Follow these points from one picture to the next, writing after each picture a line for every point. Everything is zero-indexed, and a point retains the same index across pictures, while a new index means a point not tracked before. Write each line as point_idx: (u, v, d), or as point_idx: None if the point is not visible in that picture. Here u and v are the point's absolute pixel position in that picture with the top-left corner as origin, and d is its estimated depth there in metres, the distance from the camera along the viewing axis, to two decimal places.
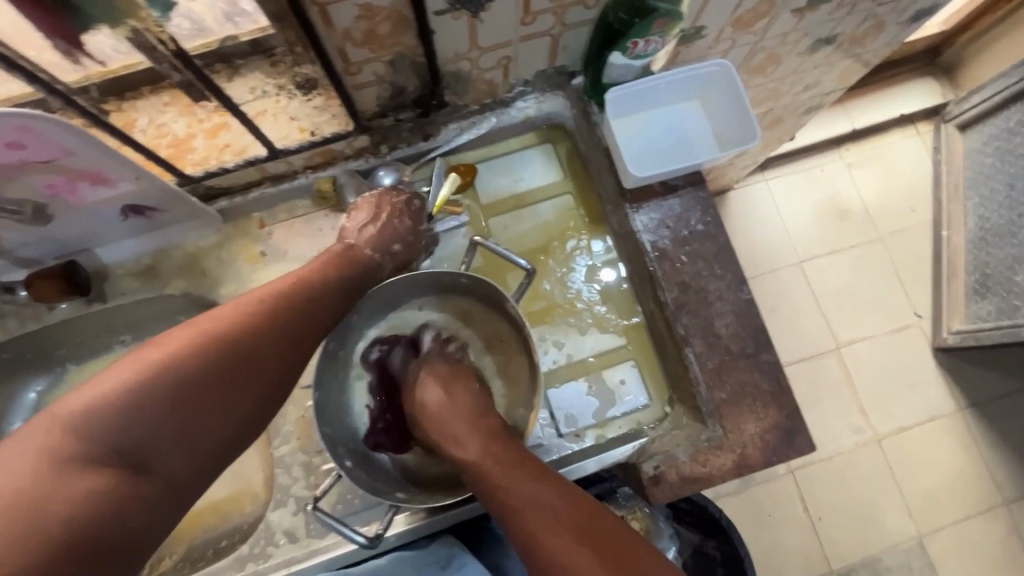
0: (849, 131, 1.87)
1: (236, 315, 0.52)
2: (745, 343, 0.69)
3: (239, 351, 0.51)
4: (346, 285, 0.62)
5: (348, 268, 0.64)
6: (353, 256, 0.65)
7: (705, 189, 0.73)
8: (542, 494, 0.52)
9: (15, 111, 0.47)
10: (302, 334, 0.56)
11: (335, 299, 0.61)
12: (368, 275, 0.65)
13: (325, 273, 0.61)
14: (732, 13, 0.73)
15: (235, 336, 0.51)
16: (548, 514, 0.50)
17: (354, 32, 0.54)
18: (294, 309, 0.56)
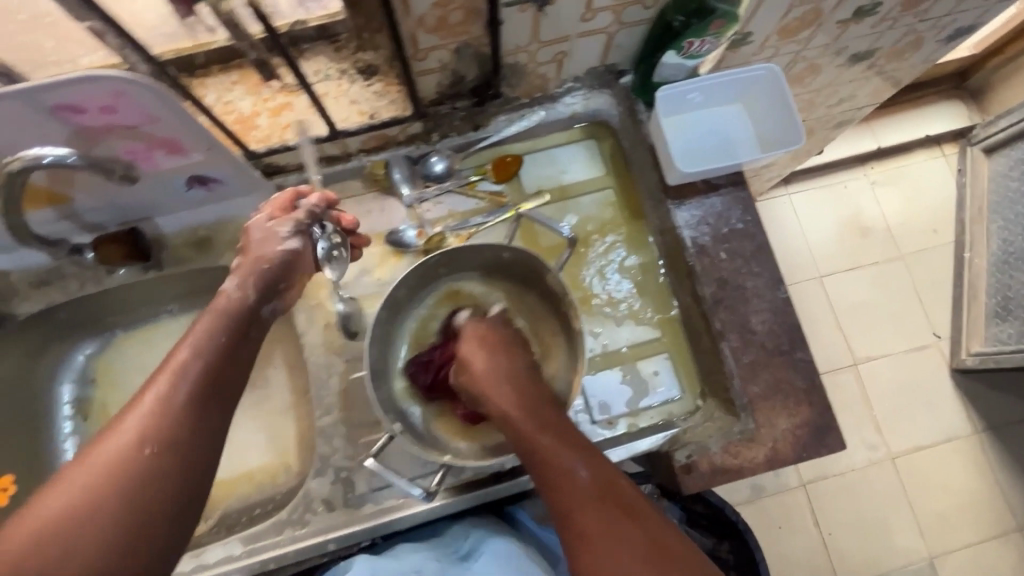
0: (875, 148, 1.89)
1: (109, 446, 0.44)
2: (780, 341, 0.70)
3: (124, 481, 0.43)
4: (234, 344, 0.54)
5: (223, 318, 0.55)
6: (239, 304, 0.57)
7: (746, 189, 0.75)
8: (592, 483, 0.51)
9: (114, 75, 0.49)
10: (201, 429, 0.48)
11: (232, 368, 0.53)
12: (245, 314, 0.57)
13: (205, 341, 0.52)
14: (779, 21, 0.76)
15: (116, 462, 0.44)
16: (601, 502, 0.49)
17: (427, 18, 0.57)
18: (178, 407, 0.48)
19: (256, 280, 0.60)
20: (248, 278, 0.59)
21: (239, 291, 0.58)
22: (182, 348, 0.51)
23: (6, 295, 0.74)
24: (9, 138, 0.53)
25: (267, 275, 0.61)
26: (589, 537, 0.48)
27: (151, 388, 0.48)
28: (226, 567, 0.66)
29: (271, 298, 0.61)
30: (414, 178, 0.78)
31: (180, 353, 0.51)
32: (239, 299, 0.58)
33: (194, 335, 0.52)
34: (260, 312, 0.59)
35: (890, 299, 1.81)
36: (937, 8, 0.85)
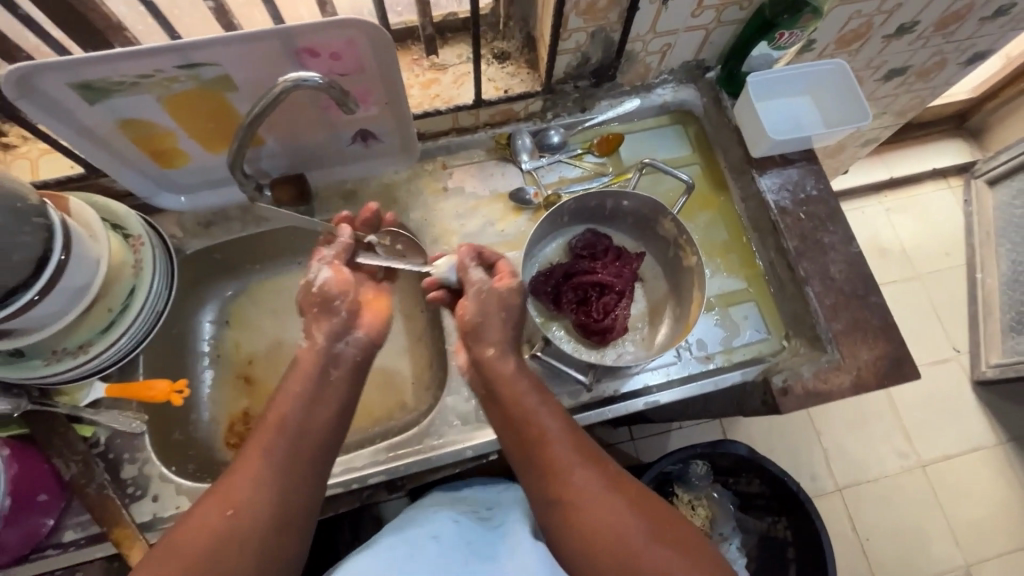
0: (887, 178, 2.07)
1: (219, 505, 0.54)
2: (856, 286, 0.81)
3: (234, 538, 0.53)
4: (318, 398, 0.65)
5: (309, 371, 0.66)
6: (318, 354, 0.68)
7: (818, 163, 0.88)
8: (566, 438, 0.61)
9: (358, 23, 0.62)
10: (297, 482, 0.59)
11: (316, 422, 0.63)
12: (323, 358, 0.68)
13: (292, 401, 0.63)
14: (838, 31, 0.92)
15: (224, 520, 0.53)
16: (572, 452, 0.60)
17: (581, 3, 0.71)
18: (274, 463, 0.58)
19: (322, 326, 0.70)
20: (312, 326, 0.70)
21: (313, 340, 0.69)
22: (277, 409, 0.62)
23: (177, 232, 0.84)
24: (252, 76, 0.65)
25: (322, 309, 0.71)
26: (562, 480, 0.58)
27: (253, 448, 0.59)
28: (374, 470, 0.73)
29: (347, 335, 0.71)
30: (531, 148, 0.90)
31: (272, 416, 0.62)
32: (315, 347, 0.68)
33: (283, 398, 0.63)
34: (333, 352, 0.69)
35: (911, 315, 1.93)
36: (962, 30, 1.02)
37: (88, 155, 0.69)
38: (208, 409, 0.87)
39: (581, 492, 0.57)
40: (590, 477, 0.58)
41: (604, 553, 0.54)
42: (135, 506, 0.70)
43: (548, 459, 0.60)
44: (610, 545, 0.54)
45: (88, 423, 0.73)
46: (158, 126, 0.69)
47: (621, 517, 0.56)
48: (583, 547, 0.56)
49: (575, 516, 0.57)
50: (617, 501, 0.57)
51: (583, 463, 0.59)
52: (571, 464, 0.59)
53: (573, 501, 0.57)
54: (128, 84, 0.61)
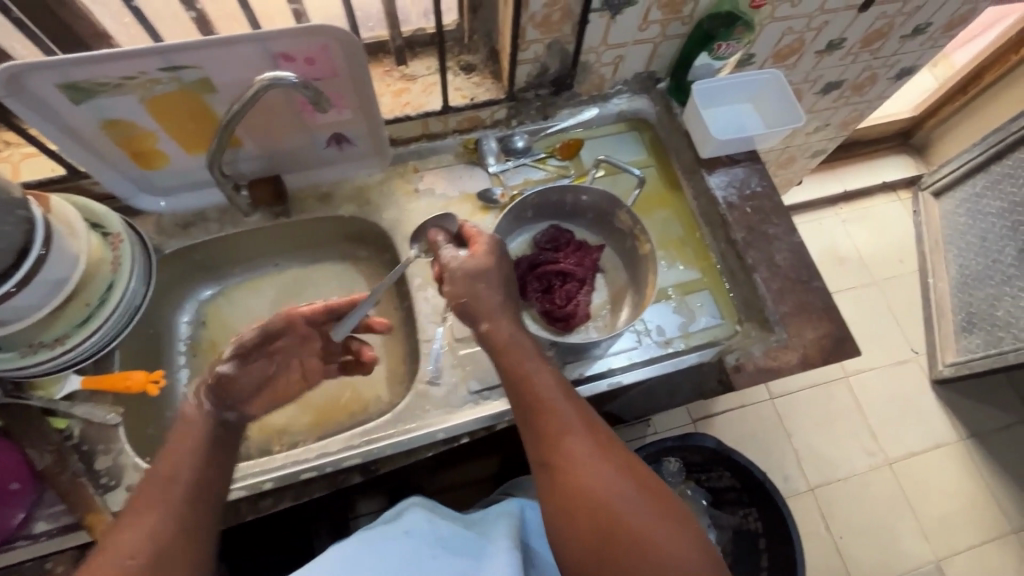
0: (841, 192, 2.20)
1: (107, 561, 0.51)
2: (800, 272, 0.88)
3: None
4: (208, 455, 0.61)
5: (198, 434, 0.62)
6: (211, 418, 0.63)
7: (761, 163, 0.96)
8: (566, 403, 0.62)
9: (330, 30, 0.68)
10: (190, 536, 0.55)
11: (207, 477, 0.59)
12: (215, 422, 0.63)
13: (181, 457, 0.59)
14: (774, 46, 1.01)
15: (111, 575, 0.50)
16: (571, 417, 0.61)
17: (537, 16, 0.79)
18: (162, 517, 0.54)
19: (208, 393, 0.65)
20: (209, 391, 0.65)
21: (201, 405, 0.64)
22: (164, 464, 0.58)
23: (156, 232, 0.87)
24: (232, 79, 0.70)
25: (215, 390, 0.66)
26: (559, 443, 0.59)
27: (140, 503, 0.55)
28: (348, 454, 0.75)
29: (234, 406, 0.66)
30: (498, 152, 0.96)
31: (161, 469, 0.58)
32: (206, 411, 0.64)
33: (171, 454, 0.59)
34: (224, 421, 0.64)
35: (871, 319, 2.02)
36: (886, 47, 1.13)
37: (71, 154, 0.72)
38: (184, 406, 0.88)
39: (576, 456, 0.58)
40: (584, 441, 0.59)
41: (592, 513, 0.55)
42: (108, 496, 0.71)
43: (546, 423, 0.61)
44: (598, 505, 0.55)
45: (63, 416, 0.74)
46: (139, 127, 0.73)
47: (607, 477, 0.57)
48: (573, 506, 0.56)
49: (569, 477, 0.57)
50: (608, 466, 0.58)
51: (581, 429, 0.60)
52: (568, 428, 0.60)
53: (566, 462, 0.58)
54: (114, 85, 0.66)
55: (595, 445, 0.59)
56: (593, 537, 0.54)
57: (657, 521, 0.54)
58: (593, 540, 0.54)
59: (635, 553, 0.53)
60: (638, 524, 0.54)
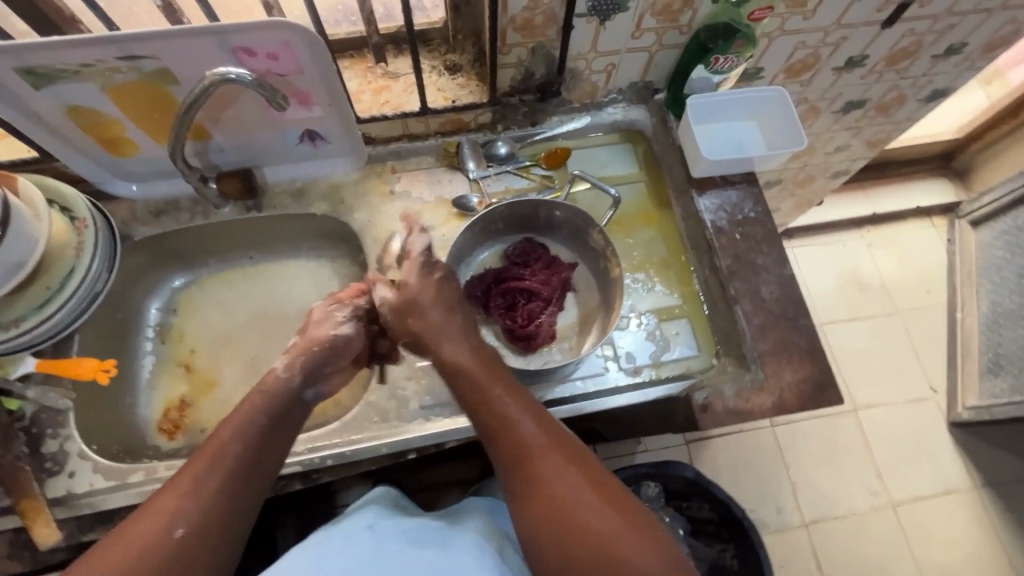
0: (870, 215, 2.07)
1: (155, 522, 0.51)
2: (786, 308, 0.82)
3: (167, 560, 0.49)
4: (265, 429, 0.62)
5: (268, 405, 0.64)
6: (285, 392, 0.66)
7: (758, 186, 0.90)
8: (529, 419, 0.60)
9: (289, 26, 0.65)
10: (232, 512, 0.55)
11: (261, 452, 0.60)
12: (285, 397, 0.65)
13: (241, 426, 0.60)
14: (785, 61, 0.94)
15: (158, 540, 0.50)
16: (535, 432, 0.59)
17: (517, 18, 0.75)
18: (214, 488, 0.54)
19: (305, 360, 0.69)
20: (297, 362, 0.68)
21: (288, 373, 0.67)
22: (224, 431, 0.59)
23: (128, 218, 0.86)
24: (193, 71, 0.68)
25: (313, 357, 0.70)
26: (525, 462, 0.57)
27: (190, 468, 0.56)
28: (288, 461, 0.74)
29: (316, 378, 0.70)
30: (479, 157, 0.92)
31: (219, 435, 0.59)
32: (285, 383, 0.67)
33: (233, 420, 0.60)
34: (299, 397, 0.68)
35: (890, 351, 1.90)
36: (915, 67, 1.04)
37: (35, 137, 0.72)
38: (146, 393, 0.89)
39: (543, 473, 0.56)
40: (550, 457, 0.57)
41: (562, 532, 0.52)
42: (49, 481, 0.71)
43: (510, 441, 0.59)
44: (567, 524, 0.52)
45: (15, 397, 0.74)
46: (103, 114, 0.72)
47: (580, 493, 0.54)
48: (542, 527, 0.54)
49: (536, 495, 0.55)
50: (576, 481, 0.55)
51: (546, 445, 0.58)
52: (533, 444, 0.58)
53: (533, 482, 0.56)
54: (71, 72, 0.65)
55: (561, 461, 0.56)
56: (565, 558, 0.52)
57: (630, 537, 0.51)
58: (566, 561, 0.51)
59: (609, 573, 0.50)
60: (612, 542, 0.51)
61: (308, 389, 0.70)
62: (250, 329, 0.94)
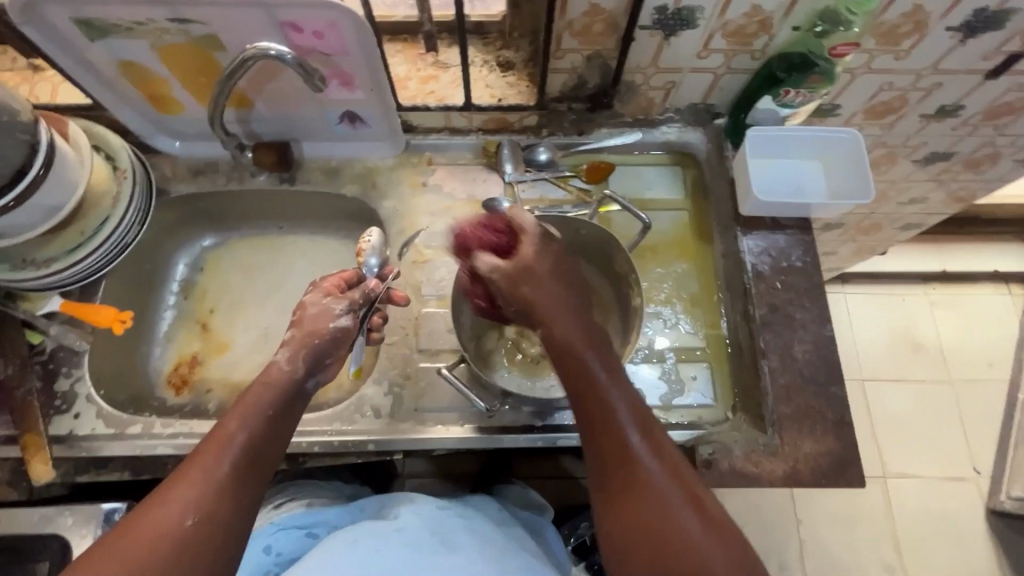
0: (939, 271, 1.91)
1: (164, 515, 0.51)
2: (817, 372, 0.75)
3: (179, 552, 0.50)
4: (271, 419, 0.60)
5: (273, 396, 0.62)
6: (289, 384, 0.64)
7: (810, 234, 0.82)
8: (628, 412, 0.58)
9: (336, 6, 0.64)
10: (235, 508, 0.54)
11: (267, 444, 0.59)
12: (290, 389, 0.63)
13: (245, 420, 0.59)
14: (866, 101, 0.85)
15: (169, 532, 0.51)
16: (634, 427, 0.57)
17: (576, 23, 0.70)
18: (221, 482, 0.54)
19: (307, 353, 0.66)
20: (297, 353, 0.65)
21: (291, 366, 0.64)
22: (229, 423, 0.58)
23: (168, 174, 0.88)
24: (240, 39, 0.68)
25: (313, 347, 0.66)
26: (620, 456, 0.56)
27: (196, 460, 0.55)
28: None
29: (318, 368, 0.67)
30: (518, 160, 0.89)
31: (222, 430, 0.57)
32: (288, 375, 0.63)
33: (237, 412, 0.59)
34: (303, 388, 0.65)
35: (933, 422, 1.76)
36: (1018, 124, 0.93)
37: (86, 85, 0.75)
38: (162, 344, 0.91)
39: (636, 470, 0.55)
40: (648, 456, 0.56)
41: (647, 532, 0.53)
42: (56, 418, 0.74)
43: (603, 433, 0.57)
44: (655, 526, 0.53)
45: (39, 331, 0.78)
46: (153, 72, 0.73)
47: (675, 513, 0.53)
48: (627, 524, 0.54)
49: (625, 489, 0.55)
50: (667, 486, 0.55)
51: (643, 442, 0.57)
52: (627, 439, 0.57)
53: (618, 473, 0.56)
54: (124, 28, 0.66)
55: (659, 463, 0.56)
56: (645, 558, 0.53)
57: (714, 550, 0.52)
58: (648, 562, 0.53)
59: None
60: (697, 552, 0.52)
61: (314, 378, 0.66)
62: (267, 299, 0.95)
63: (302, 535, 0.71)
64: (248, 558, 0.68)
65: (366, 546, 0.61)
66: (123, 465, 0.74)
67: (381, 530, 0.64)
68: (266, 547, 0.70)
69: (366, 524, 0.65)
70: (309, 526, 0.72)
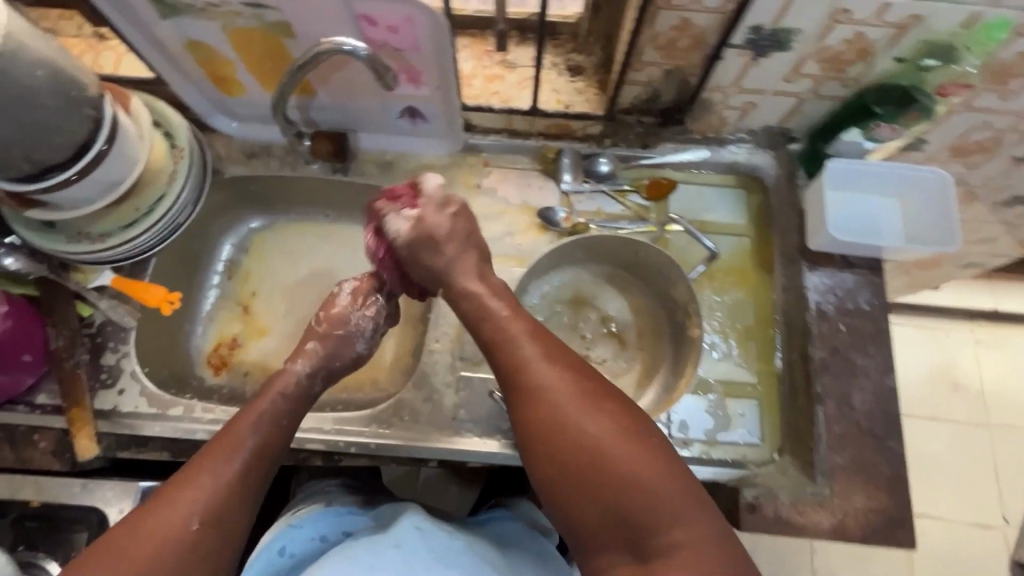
0: (987, 309, 1.82)
1: (173, 513, 0.52)
2: (875, 424, 0.72)
3: (186, 550, 0.51)
4: (279, 429, 0.63)
5: (285, 407, 0.65)
6: (300, 394, 0.68)
7: (880, 276, 0.78)
8: (526, 335, 0.61)
9: (413, 1, 0.61)
10: (243, 503, 0.56)
11: (271, 445, 0.61)
12: (299, 401, 0.67)
13: (255, 424, 0.61)
14: (958, 138, 0.79)
15: (178, 527, 0.52)
16: (533, 348, 0.59)
17: (661, 36, 0.67)
18: (229, 482, 0.56)
19: (326, 370, 0.71)
20: (320, 369, 0.71)
21: (309, 380, 0.69)
22: (241, 428, 0.60)
23: (223, 154, 0.88)
24: (312, 28, 0.66)
25: (330, 349, 0.72)
26: (523, 378, 0.57)
27: (204, 459, 0.57)
28: (315, 437, 0.74)
29: (328, 385, 0.73)
30: (576, 171, 0.85)
31: (232, 434, 0.59)
32: (303, 389, 0.68)
33: (247, 417, 0.61)
34: (310, 396, 0.69)
35: (962, 463, 1.69)
36: None
37: (154, 62, 0.74)
38: (204, 323, 0.91)
39: (540, 388, 0.56)
40: (550, 371, 0.57)
41: (564, 448, 0.53)
42: (101, 393, 0.75)
43: (509, 360, 0.59)
44: (569, 438, 0.53)
45: (90, 304, 0.79)
46: (220, 53, 0.72)
47: (601, 433, 0.52)
48: (531, 430, 0.55)
49: (531, 411, 0.56)
50: (569, 394, 0.55)
51: (543, 361, 0.58)
52: (529, 359, 0.58)
53: (536, 408, 0.55)
54: (197, 8, 0.64)
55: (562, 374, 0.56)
56: (563, 474, 0.53)
57: (620, 436, 0.52)
58: (573, 478, 0.52)
59: (604, 484, 0.50)
60: (608, 452, 0.51)
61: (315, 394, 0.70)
62: (309, 288, 0.94)
63: (316, 541, 0.70)
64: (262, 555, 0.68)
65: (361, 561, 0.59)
66: (162, 445, 0.74)
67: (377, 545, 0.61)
68: (281, 548, 0.69)
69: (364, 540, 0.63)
70: (323, 532, 0.71)
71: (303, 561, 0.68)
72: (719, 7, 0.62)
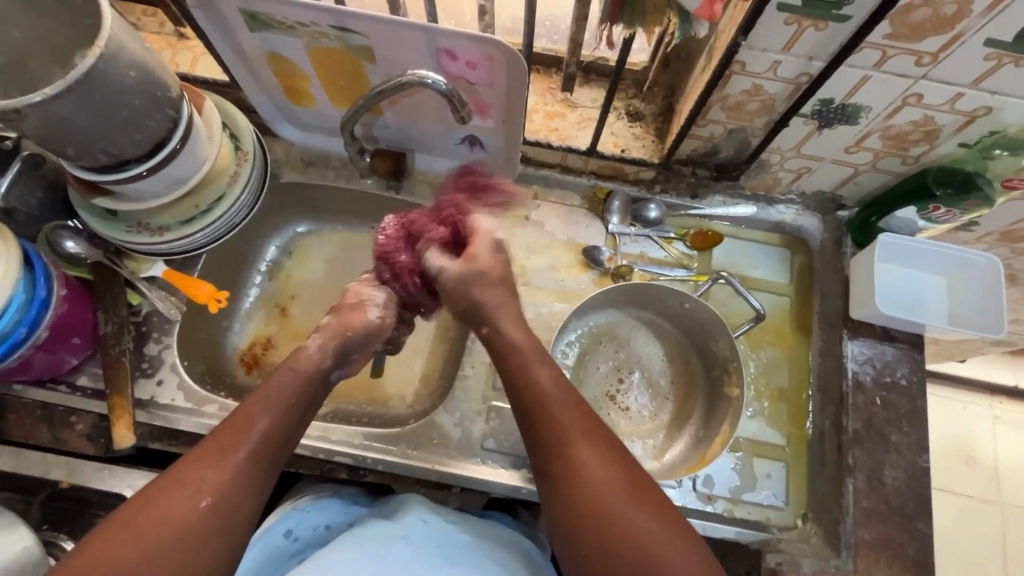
0: (1010, 384, 1.59)
1: (183, 497, 0.50)
2: (905, 503, 0.72)
3: (192, 540, 0.49)
4: (293, 418, 0.59)
5: (303, 386, 0.62)
6: (315, 373, 0.63)
7: (921, 353, 0.78)
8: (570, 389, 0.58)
9: (496, 40, 0.62)
10: (251, 483, 0.53)
11: (285, 435, 0.58)
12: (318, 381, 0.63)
13: (270, 411, 0.58)
14: (1011, 225, 0.79)
15: (185, 513, 0.49)
16: (573, 412, 0.56)
17: (731, 99, 0.69)
18: (239, 473, 0.53)
19: (338, 345, 0.66)
20: (332, 342, 0.66)
21: (320, 356, 0.64)
22: (255, 411, 0.57)
23: (282, 159, 0.91)
24: (394, 56, 0.68)
25: (346, 342, 0.67)
26: (560, 437, 0.55)
27: (214, 446, 0.54)
28: (342, 451, 0.75)
29: (343, 363, 0.68)
30: (625, 214, 0.86)
31: (242, 418, 0.56)
32: (317, 365, 0.64)
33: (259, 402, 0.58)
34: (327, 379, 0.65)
35: (973, 550, 1.48)
36: None
37: (233, 69, 0.76)
38: (241, 321, 0.93)
39: (574, 447, 0.54)
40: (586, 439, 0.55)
41: (593, 522, 0.51)
42: (140, 381, 0.77)
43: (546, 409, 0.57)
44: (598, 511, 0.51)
45: (138, 293, 0.80)
46: (299, 67, 0.74)
47: (629, 507, 0.51)
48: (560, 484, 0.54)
49: (569, 474, 0.54)
50: (611, 467, 0.53)
51: (587, 429, 0.56)
52: (573, 423, 0.56)
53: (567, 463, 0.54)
54: (286, 26, 0.67)
55: (608, 445, 0.55)
56: (592, 540, 0.51)
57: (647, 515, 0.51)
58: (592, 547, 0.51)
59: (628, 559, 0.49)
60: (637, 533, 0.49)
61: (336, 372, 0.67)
62: None
63: (321, 530, 0.68)
64: (266, 541, 0.66)
65: (369, 551, 0.56)
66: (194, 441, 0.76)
67: (384, 535, 0.59)
68: (285, 532, 0.67)
69: (367, 528, 0.61)
70: (327, 521, 0.69)
71: (308, 547, 0.66)
72: (793, 78, 0.64)
